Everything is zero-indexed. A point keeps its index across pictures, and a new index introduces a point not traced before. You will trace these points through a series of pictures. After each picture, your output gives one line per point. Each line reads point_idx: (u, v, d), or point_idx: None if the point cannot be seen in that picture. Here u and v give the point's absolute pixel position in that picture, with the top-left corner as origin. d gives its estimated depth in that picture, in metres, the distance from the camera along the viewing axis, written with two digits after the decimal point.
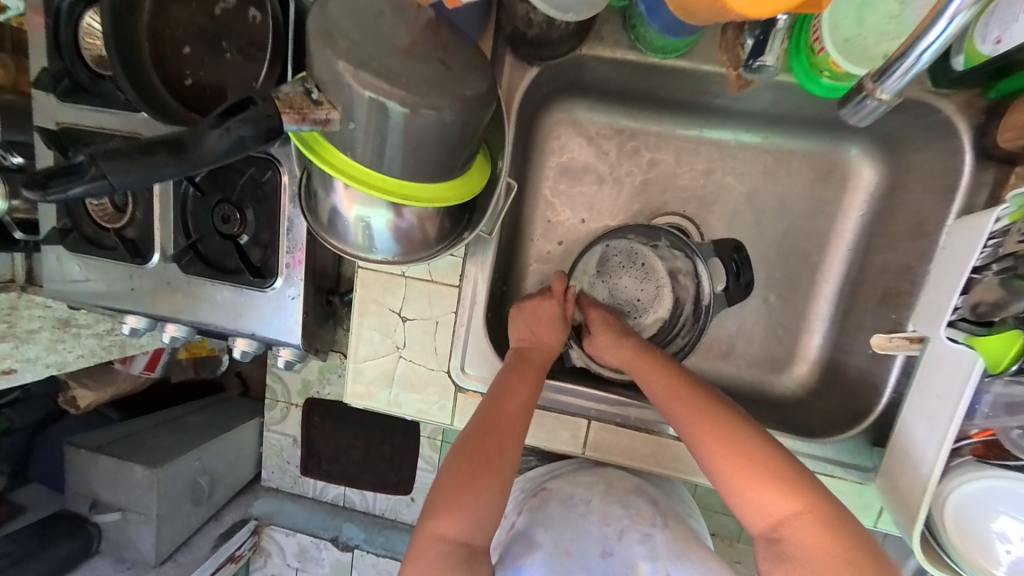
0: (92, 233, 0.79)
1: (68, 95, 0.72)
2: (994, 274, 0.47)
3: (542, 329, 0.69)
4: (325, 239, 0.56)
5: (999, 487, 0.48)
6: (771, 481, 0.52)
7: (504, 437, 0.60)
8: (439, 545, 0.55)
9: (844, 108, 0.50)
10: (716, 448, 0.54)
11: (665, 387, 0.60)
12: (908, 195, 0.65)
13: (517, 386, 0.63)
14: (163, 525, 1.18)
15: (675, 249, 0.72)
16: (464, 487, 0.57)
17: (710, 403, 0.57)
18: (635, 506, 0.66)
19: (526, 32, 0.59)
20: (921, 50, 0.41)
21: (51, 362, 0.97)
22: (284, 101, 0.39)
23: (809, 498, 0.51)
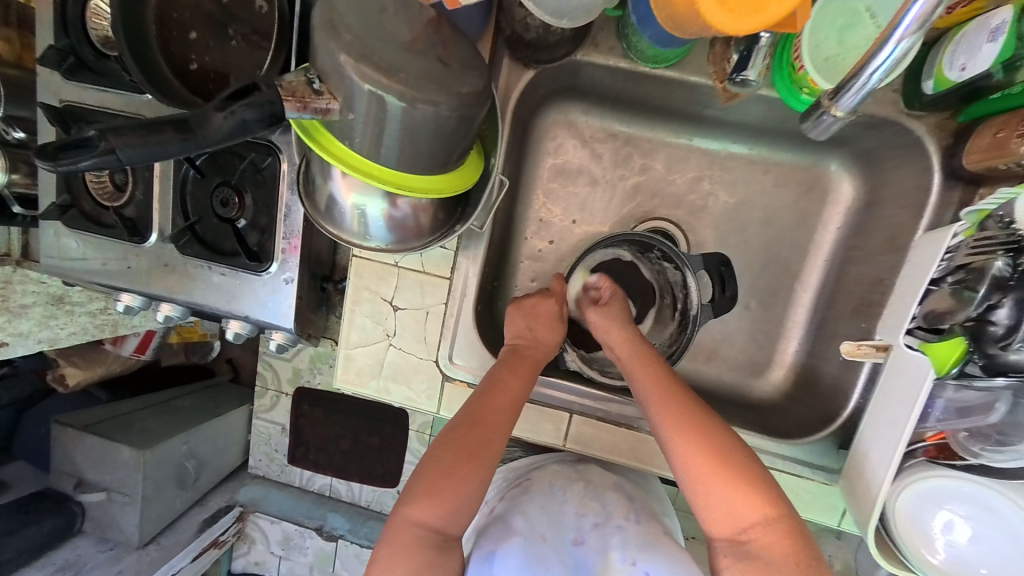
0: (91, 210, 0.80)
1: (72, 72, 0.74)
2: (951, 285, 0.50)
3: (540, 325, 0.72)
4: (322, 225, 0.58)
5: (944, 485, 0.52)
6: (727, 477, 0.55)
7: (489, 430, 0.61)
8: (414, 530, 0.56)
9: (804, 122, 0.49)
10: (696, 454, 0.56)
11: (657, 393, 0.61)
12: (883, 211, 0.68)
13: (509, 383, 0.65)
14: (149, 506, 1.18)
15: (666, 260, 0.73)
16: (445, 476, 0.58)
17: (692, 408, 0.59)
18: (611, 502, 0.67)
19: (524, 35, 0.62)
20: (873, 70, 0.40)
21: (44, 337, 0.98)
22: (288, 88, 0.40)
23: (773, 503, 0.53)
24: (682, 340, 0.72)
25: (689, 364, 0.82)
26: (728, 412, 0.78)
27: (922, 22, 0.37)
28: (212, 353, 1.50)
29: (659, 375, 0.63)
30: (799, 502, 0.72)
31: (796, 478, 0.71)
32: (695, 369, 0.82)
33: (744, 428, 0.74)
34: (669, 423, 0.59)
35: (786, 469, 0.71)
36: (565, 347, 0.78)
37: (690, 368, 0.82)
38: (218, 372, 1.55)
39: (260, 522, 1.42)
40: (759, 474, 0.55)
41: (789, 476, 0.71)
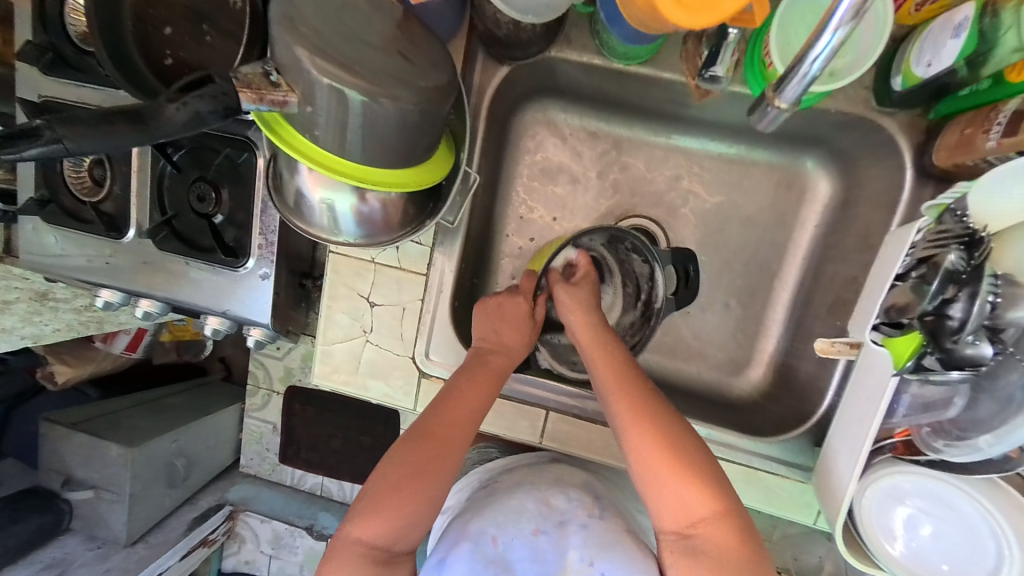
0: (71, 205, 0.79)
1: (51, 68, 0.74)
2: (914, 281, 0.49)
3: (504, 329, 0.69)
4: (292, 222, 0.58)
5: (904, 480, 0.52)
6: (685, 473, 0.54)
7: (446, 443, 0.59)
8: (355, 548, 0.54)
9: (752, 113, 0.48)
10: (652, 449, 0.55)
11: (615, 384, 0.60)
12: (859, 209, 0.69)
13: (470, 389, 0.63)
14: (136, 505, 1.17)
15: (635, 252, 0.72)
16: (391, 492, 0.56)
17: (654, 404, 0.58)
18: (578, 497, 0.66)
19: (496, 32, 0.60)
20: (812, 61, 0.39)
21: (27, 334, 0.98)
22: (243, 80, 0.40)
23: (722, 499, 0.53)
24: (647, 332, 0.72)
25: (670, 363, 0.82)
26: (706, 411, 0.78)
27: (856, 10, 0.35)
28: (205, 351, 1.50)
29: (619, 366, 0.61)
30: (774, 499, 0.72)
31: (769, 476, 0.71)
32: (674, 367, 0.82)
33: (721, 427, 0.74)
34: (626, 415, 0.58)
35: (762, 467, 0.72)
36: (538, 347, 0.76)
37: (671, 367, 0.82)
38: (210, 371, 1.55)
39: (249, 521, 1.42)
40: (710, 470, 0.55)
41: (765, 474, 0.71)
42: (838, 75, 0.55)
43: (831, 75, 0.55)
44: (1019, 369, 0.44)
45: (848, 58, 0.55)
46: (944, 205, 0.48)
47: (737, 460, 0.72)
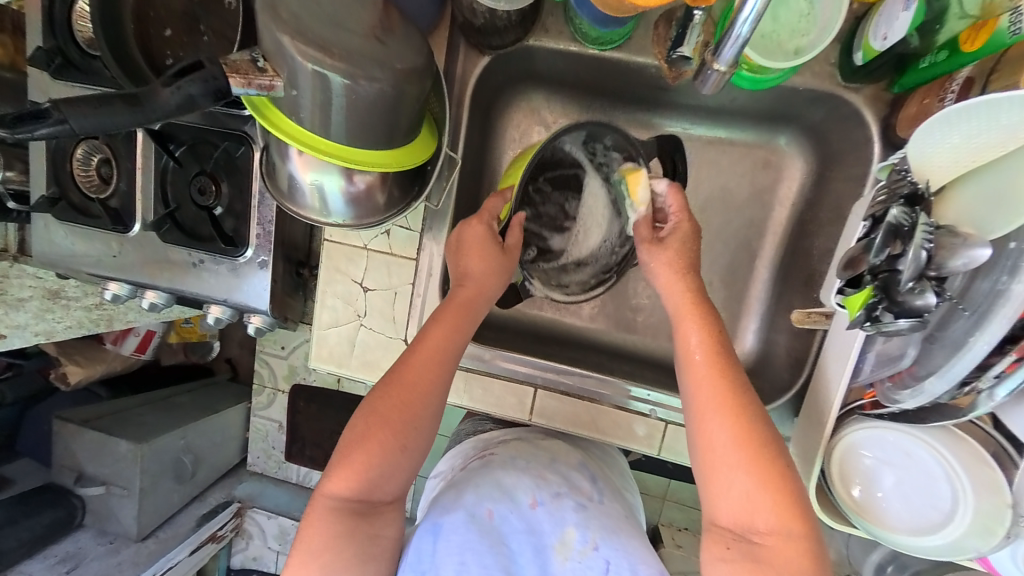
0: (79, 201, 0.83)
1: (59, 72, 0.78)
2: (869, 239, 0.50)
3: (471, 262, 0.63)
4: (285, 205, 0.61)
5: (868, 435, 0.56)
6: (763, 477, 0.49)
7: (413, 391, 0.59)
8: (328, 501, 0.55)
9: (695, 77, 0.50)
10: (736, 448, 0.50)
11: (708, 370, 0.53)
12: (832, 186, 0.71)
13: (434, 334, 0.61)
14: (145, 499, 1.21)
15: (615, 150, 0.66)
16: (358, 443, 0.57)
17: (747, 403, 0.52)
18: (573, 480, 0.70)
19: (473, 21, 0.63)
20: (743, 23, 0.41)
21: (39, 330, 1.02)
22: (231, 65, 0.43)
23: (799, 519, 0.48)
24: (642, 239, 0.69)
25: (656, 342, 0.85)
26: None
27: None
28: (212, 353, 1.54)
29: (713, 352, 0.54)
30: None
31: None
32: (659, 347, 0.85)
33: None
34: (713, 407, 0.52)
35: None
36: (527, 278, 0.73)
37: (657, 346, 0.85)
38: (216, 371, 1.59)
39: (256, 517, 1.45)
40: (793, 486, 0.49)
41: None
42: (804, 52, 0.58)
43: (796, 51, 0.58)
44: (962, 316, 0.46)
45: (812, 35, 0.57)
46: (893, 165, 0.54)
47: None
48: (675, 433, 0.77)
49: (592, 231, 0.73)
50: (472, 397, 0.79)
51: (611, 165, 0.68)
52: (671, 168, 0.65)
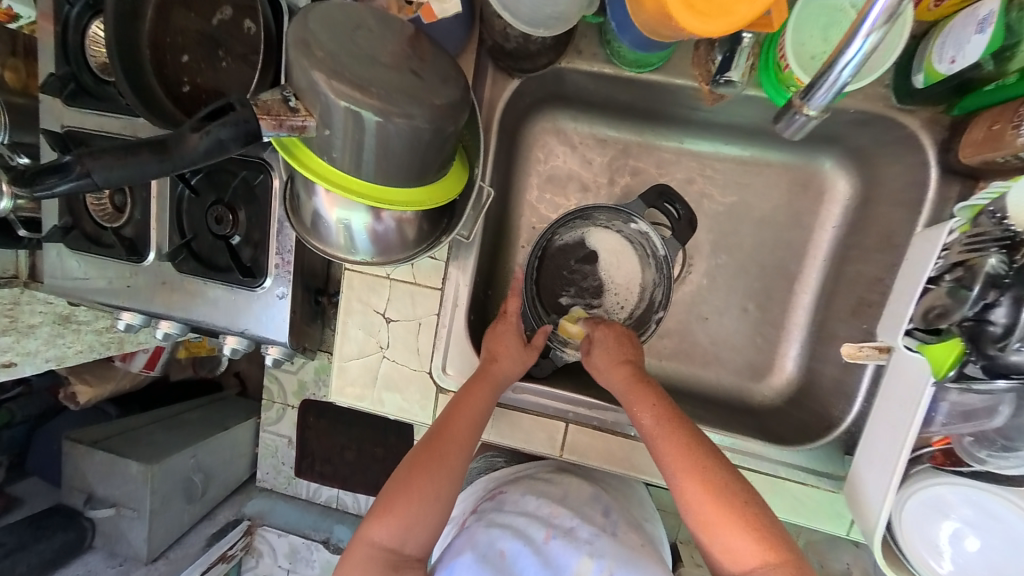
0: (92, 230, 0.81)
1: (73, 98, 0.76)
2: (948, 283, 0.48)
3: (494, 341, 0.71)
4: (308, 241, 0.58)
5: (949, 491, 0.51)
6: (743, 521, 0.52)
7: (446, 444, 0.63)
8: (369, 548, 0.58)
9: (777, 122, 0.47)
10: (702, 497, 0.54)
11: (657, 427, 0.59)
12: (879, 209, 0.67)
13: (469, 400, 0.66)
14: (156, 520, 1.18)
15: (610, 220, 0.75)
16: (395, 493, 0.60)
17: (697, 449, 0.56)
18: (586, 512, 0.66)
19: (505, 45, 0.61)
20: (842, 67, 0.39)
21: (50, 356, 0.99)
22: (262, 106, 0.40)
23: (779, 549, 0.51)
24: (665, 284, 0.74)
25: (688, 369, 0.81)
26: (727, 417, 0.77)
27: (890, 12, 0.35)
28: (221, 366, 1.49)
29: (658, 405, 0.60)
30: (801, 509, 0.70)
31: (798, 485, 0.69)
32: (691, 374, 0.81)
33: (743, 434, 0.73)
34: (667, 460, 0.57)
35: (790, 477, 0.70)
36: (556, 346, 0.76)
37: (690, 373, 0.81)
38: (225, 386, 1.56)
39: (266, 535, 1.40)
40: (763, 515, 0.53)
41: (792, 484, 0.69)
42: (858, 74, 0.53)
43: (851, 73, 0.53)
44: None
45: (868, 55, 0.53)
46: (979, 205, 0.48)
47: (761, 469, 0.70)
48: None
49: (624, 290, 0.78)
50: (499, 431, 0.75)
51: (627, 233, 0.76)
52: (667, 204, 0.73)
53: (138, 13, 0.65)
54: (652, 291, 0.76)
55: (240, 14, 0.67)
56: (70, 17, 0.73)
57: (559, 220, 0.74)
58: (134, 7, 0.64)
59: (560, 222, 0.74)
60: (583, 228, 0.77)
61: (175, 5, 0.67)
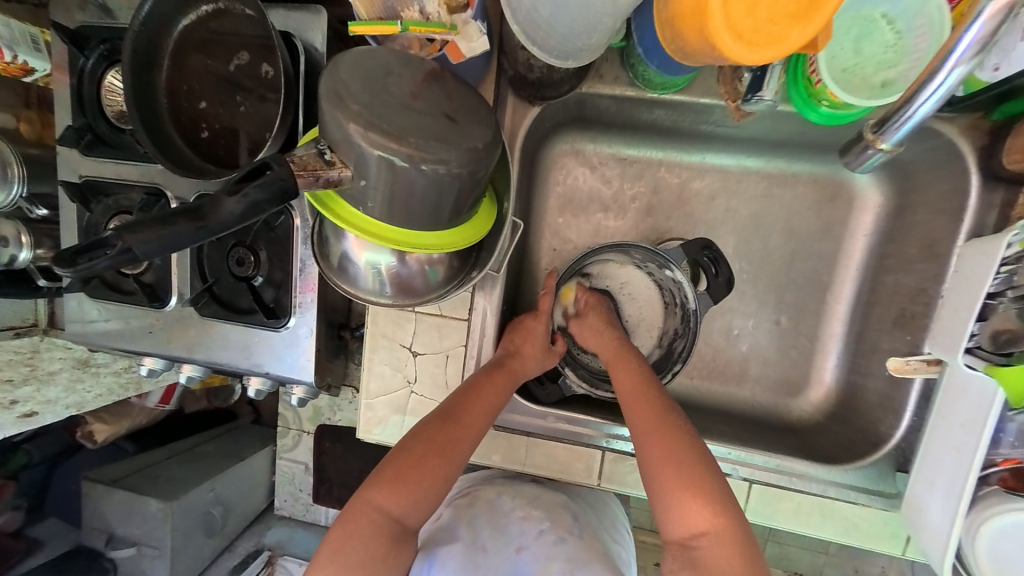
0: (112, 277, 0.80)
1: (90, 148, 0.75)
2: (1011, 302, 0.50)
3: (519, 337, 0.72)
4: (335, 282, 0.57)
5: None
6: (690, 488, 0.54)
7: (462, 428, 0.63)
8: (372, 514, 0.58)
9: (848, 154, 0.53)
10: (657, 454, 0.57)
11: (628, 385, 0.64)
12: (915, 217, 0.66)
13: (486, 389, 0.66)
14: (176, 558, 1.15)
15: (646, 260, 0.75)
16: (410, 464, 0.60)
17: (662, 411, 0.60)
18: (556, 515, 0.72)
19: (528, 75, 0.60)
20: (923, 101, 0.42)
21: (71, 402, 0.97)
22: (298, 163, 0.40)
23: (726, 514, 0.53)
24: (687, 342, 0.73)
25: (722, 387, 0.79)
26: (767, 435, 0.75)
27: (980, 46, 0.38)
28: (235, 396, 1.42)
29: (634, 372, 0.65)
30: (856, 531, 0.67)
31: (851, 506, 0.67)
32: (725, 392, 0.79)
33: (787, 453, 0.70)
34: (631, 412, 0.61)
35: (840, 497, 0.67)
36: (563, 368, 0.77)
37: (724, 391, 0.79)
38: (239, 414, 1.51)
39: (288, 565, 1.29)
40: (718, 485, 0.54)
41: (843, 505, 0.67)
42: (892, 85, 0.53)
43: (883, 85, 0.53)
44: None
45: (902, 66, 0.53)
46: None
47: (811, 491, 0.67)
48: (761, 494, 0.68)
49: (643, 335, 0.79)
50: (533, 463, 0.73)
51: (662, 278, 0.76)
52: (698, 250, 0.72)
53: (154, 62, 0.65)
54: (670, 338, 0.77)
55: (257, 57, 0.66)
56: (85, 68, 0.73)
57: (595, 250, 0.74)
58: (149, 56, 0.64)
59: (596, 252, 0.74)
60: (614, 262, 0.78)
61: (188, 50, 0.66)
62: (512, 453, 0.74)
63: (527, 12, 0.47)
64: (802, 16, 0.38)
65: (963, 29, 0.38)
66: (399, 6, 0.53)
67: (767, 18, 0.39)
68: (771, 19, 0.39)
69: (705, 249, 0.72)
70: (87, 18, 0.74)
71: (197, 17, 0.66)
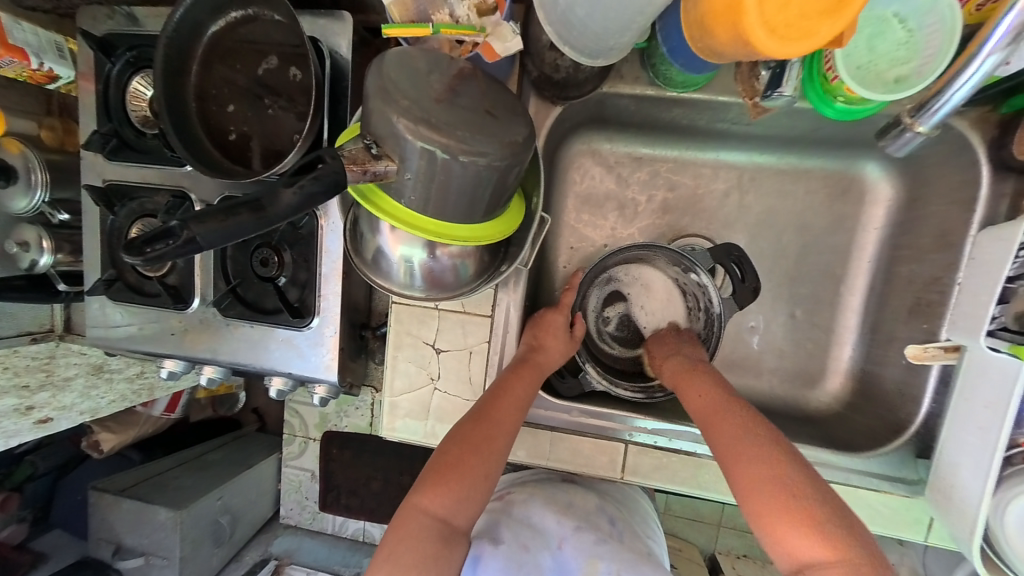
0: (135, 280, 0.81)
1: (115, 152, 0.76)
2: None
3: (543, 334, 0.73)
4: (369, 277, 0.59)
5: None
6: (801, 518, 0.50)
7: (496, 425, 0.64)
8: (420, 518, 0.60)
9: (884, 139, 0.54)
10: (750, 478, 0.53)
11: (702, 408, 0.61)
12: (928, 208, 0.68)
13: (515, 384, 0.67)
14: (185, 568, 1.13)
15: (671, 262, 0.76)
16: (451, 466, 0.61)
17: (748, 433, 0.56)
18: (593, 516, 0.74)
19: (553, 75, 0.62)
20: (957, 88, 0.45)
21: (85, 409, 0.98)
22: (349, 156, 0.43)
23: (843, 544, 0.48)
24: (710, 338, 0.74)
25: (740, 380, 0.80)
26: (786, 427, 0.76)
27: (1014, 36, 0.40)
28: (239, 404, 1.43)
29: (708, 390, 0.62)
30: (877, 518, 0.68)
31: (871, 493, 0.68)
32: (742, 385, 0.80)
33: (808, 443, 0.71)
34: (713, 438, 0.58)
35: (863, 485, 0.68)
36: (585, 364, 0.76)
37: (741, 384, 0.80)
38: (244, 423, 1.47)
39: None
40: (832, 510, 0.50)
41: (866, 492, 0.68)
42: (906, 81, 0.55)
43: (897, 80, 0.56)
44: None
45: (915, 62, 0.55)
46: None
47: (834, 479, 0.69)
48: None
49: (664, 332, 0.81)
50: (557, 457, 0.74)
51: (688, 282, 0.77)
52: (725, 252, 0.73)
53: (184, 67, 0.66)
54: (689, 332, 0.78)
55: (285, 61, 0.68)
56: (111, 74, 0.74)
57: (620, 249, 0.75)
58: (180, 62, 0.65)
59: (620, 251, 0.75)
60: (636, 263, 0.79)
61: (217, 56, 0.68)
62: (538, 447, 0.74)
63: (562, 12, 0.50)
64: (833, 11, 0.40)
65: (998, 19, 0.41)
66: (432, 10, 0.55)
67: (800, 14, 0.40)
68: (804, 15, 0.40)
69: (732, 253, 0.73)
70: (114, 26, 0.75)
71: (227, 23, 0.67)
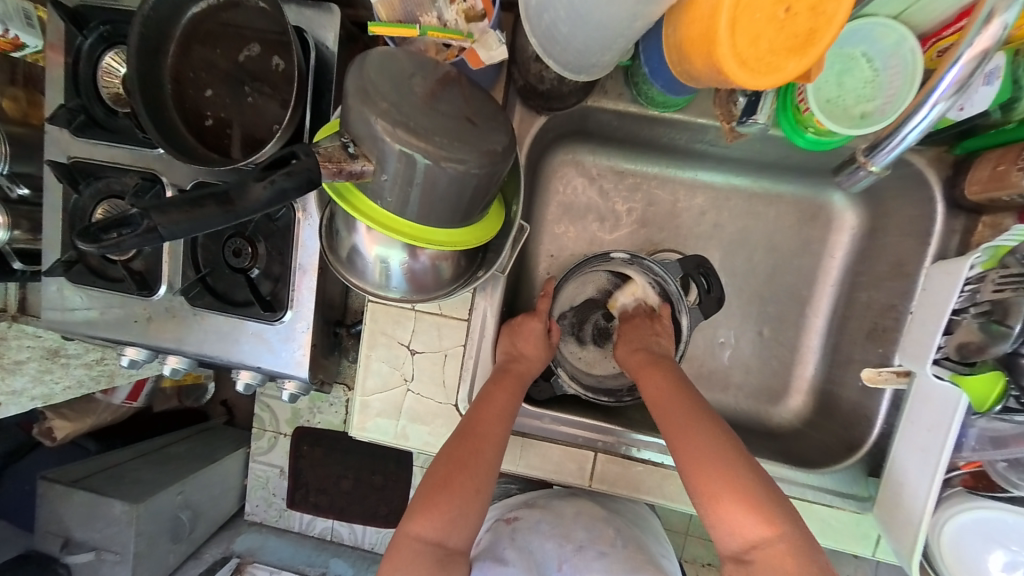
0: (98, 263, 0.77)
1: (83, 130, 0.73)
2: (975, 317, 0.54)
3: (522, 343, 0.73)
4: (343, 276, 0.58)
5: (991, 517, 0.54)
6: (744, 500, 0.54)
7: (481, 440, 0.64)
8: (413, 544, 0.59)
9: (838, 174, 0.55)
10: (698, 468, 0.57)
11: (659, 404, 0.64)
12: (888, 239, 0.71)
13: (496, 395, 0.67)
14: (139, 565, 1.07)
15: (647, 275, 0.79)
16: (441, 487, 0.62)
17: (697, 421, 0.60)
18: (599, 529, 0.73)
19: (538, 86, 0.63)
20: (909, 130, 0.46)
21: (37, 394, 0.93)
22: (324, 154, 0.42)
23: (780, 521, 0.53)
24: (677, 347, 0.77)
25: (707, 394, 0.82)
26: (750, 441, 0.78)
27: (958, 86, 0.42)
28: (207, 396, 1.38)
29: (662, 386, 0.65)
30: (831, 531, 0.70)
31: (824, 507, 0.70)
32: (709, 398, 0.82)
33: (769, 458, 0.73)
34: (666, 429, 0.62)
35: (818, 500, 0.70)
36: (558, 367, 0.79)
37: (709, 398, 0.82)
38: (210, 416, 1.42)
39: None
40: (769, 495, 0.55)
41: (821, 506, 0.70)
42: (869, 118, 0.58)
43: (862, 117, 0.58)
44: None
45: (878, 100, 0.58)
46: (1006, 245, 0.53)
47: (792, 493, 0.70)
48: None
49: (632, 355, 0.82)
50: (528, 463, 0.74)
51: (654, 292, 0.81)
52: (695, 270, 0.76)
53: (160, 47, 0.64)
54: (659, 338, 0.80)
55: (268, 50, 0.67)
56: (83, 49, 0.71)
57: (603, 252, 0.77)
58: (156, 41, 0.63)
59: (603, 253, 0.77)
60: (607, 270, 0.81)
61: (197, 38, 0.66)
62: (510, 453, 0.74)
63: (547, 27, 0.51)
64: (798, 50, 0.42)
65: (943, 70, 0.43)
66: (419, 12, 0.55)
67: (769, 50, 0.42)
68: (772, 51, 0.42)
69: (700, 265, 0.76)
70: None
71: (209, 7, 0.66)
